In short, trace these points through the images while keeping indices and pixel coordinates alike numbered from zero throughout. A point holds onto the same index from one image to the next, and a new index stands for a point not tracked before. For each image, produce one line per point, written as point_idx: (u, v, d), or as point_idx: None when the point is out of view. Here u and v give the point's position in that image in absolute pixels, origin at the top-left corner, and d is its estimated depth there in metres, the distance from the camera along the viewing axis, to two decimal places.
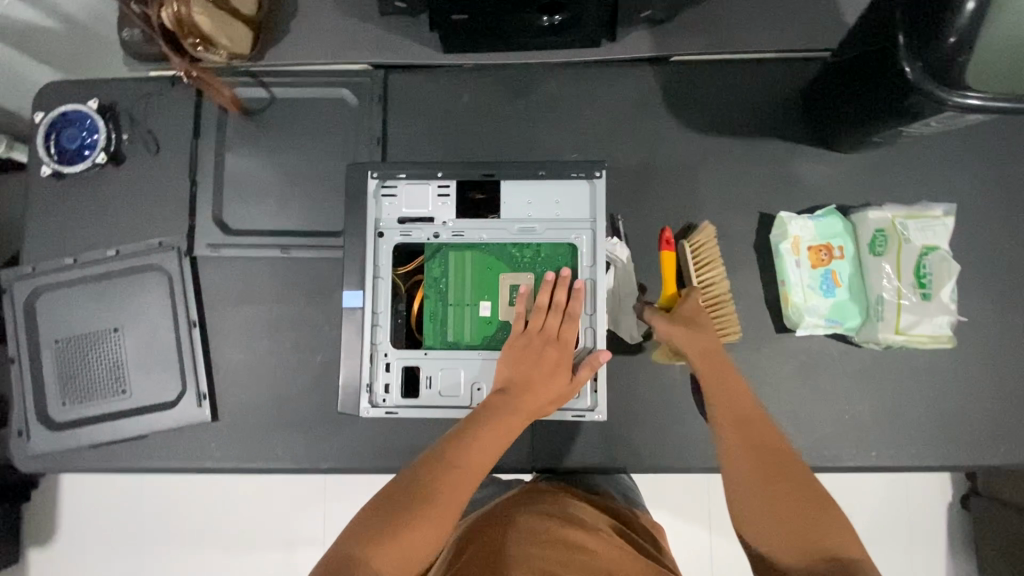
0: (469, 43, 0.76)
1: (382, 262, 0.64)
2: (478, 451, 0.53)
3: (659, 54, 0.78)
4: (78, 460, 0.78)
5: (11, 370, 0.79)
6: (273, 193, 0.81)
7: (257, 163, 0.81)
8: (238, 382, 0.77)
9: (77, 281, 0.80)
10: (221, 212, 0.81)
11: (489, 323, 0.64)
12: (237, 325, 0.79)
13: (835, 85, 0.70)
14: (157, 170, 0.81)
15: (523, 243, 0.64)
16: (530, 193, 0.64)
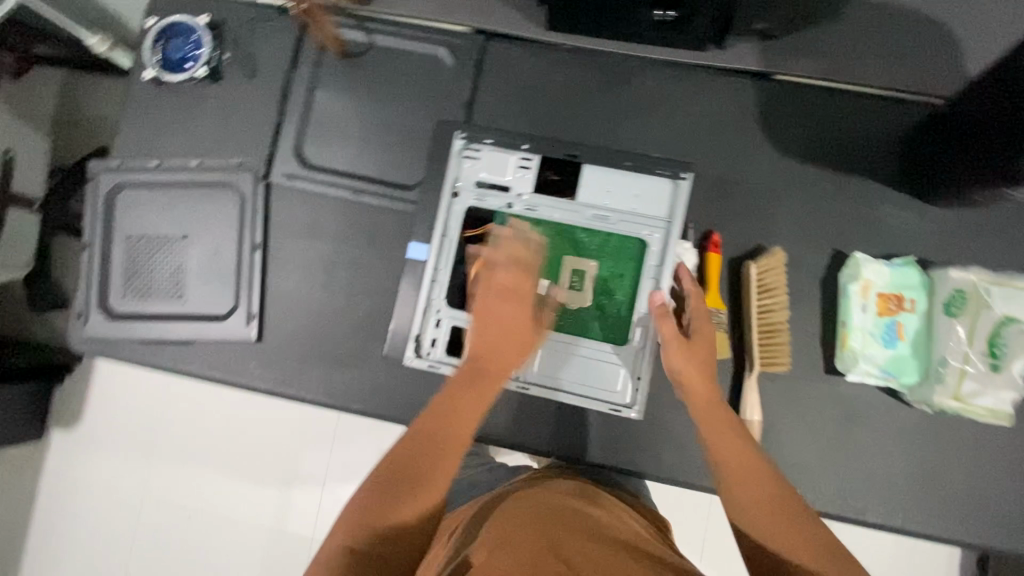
0: (574, 24, 0.75)
1: (452, 222, 0.65)
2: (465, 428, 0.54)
3: (765, 70, 0.76)
4: (126, 352, 0.81)
5: (82, 256, 0.82)
6: (354, 138, 0.83)
7: (346, 104, 0.83)
8: (288, 311, 0.80)
9: (157, 184, 0.83)
10: (303, 146, 0.83)
11: (544, 301, 0.64)
12: (297, 256, 0.81)
13: (945, 135, 0.68)
14: (250, 92, 0.83)
15: (594, 230, 0.64)
16: (611, 181, 0.64)
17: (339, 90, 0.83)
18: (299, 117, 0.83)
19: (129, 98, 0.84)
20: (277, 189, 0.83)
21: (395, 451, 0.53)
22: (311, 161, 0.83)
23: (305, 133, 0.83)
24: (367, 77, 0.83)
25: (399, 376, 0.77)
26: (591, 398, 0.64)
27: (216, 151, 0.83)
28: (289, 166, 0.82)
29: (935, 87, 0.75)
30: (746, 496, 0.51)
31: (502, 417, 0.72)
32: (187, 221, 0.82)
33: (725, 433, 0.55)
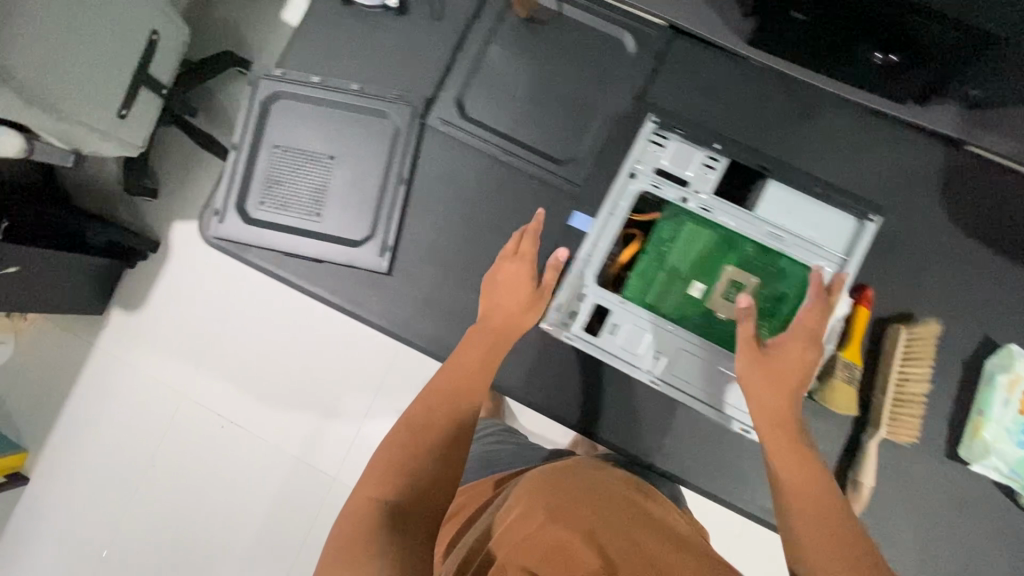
0: (778, 44, 0.73)
1: (619, 202, 0.62)
2: (470, 376, 0.63)
3: (960, 138, 0.73)
4: (253, 257, 0.81)
5: (228, 155, 0.82)
6: (523, 98, 0.80)
7: (520, 64, 0.80)
8: (419, 256, 0.80)
9: (314, 98, 0.81)
10: (466, 95, 0.80)
11: (695, 304, 0.60)
12: (437, 205, 0.80)
13: None
14: (428, 31, 0.81)
15: (765, 246, 0.60)
16: (794, 203, 0.61)
17: (517, 49, 0.80)
18: (470, 67, 0.80)
19: (308, 10, 0.83)
20: (431, 131, 0.80)
21: (422, 399, 0.63)
22: (474, 111, 0.80)
23: (473, 84, 0.80)
24: (547, 43, 0.80)
25: None
26: (721, 412, 0.61)
27: (379, 81, 0.81)
28: (450, 114, 0.80)
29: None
30: (807, 516, 0.53)
31: None
32: (338, 144, 0.81)
33: (793, 453, 0.55)
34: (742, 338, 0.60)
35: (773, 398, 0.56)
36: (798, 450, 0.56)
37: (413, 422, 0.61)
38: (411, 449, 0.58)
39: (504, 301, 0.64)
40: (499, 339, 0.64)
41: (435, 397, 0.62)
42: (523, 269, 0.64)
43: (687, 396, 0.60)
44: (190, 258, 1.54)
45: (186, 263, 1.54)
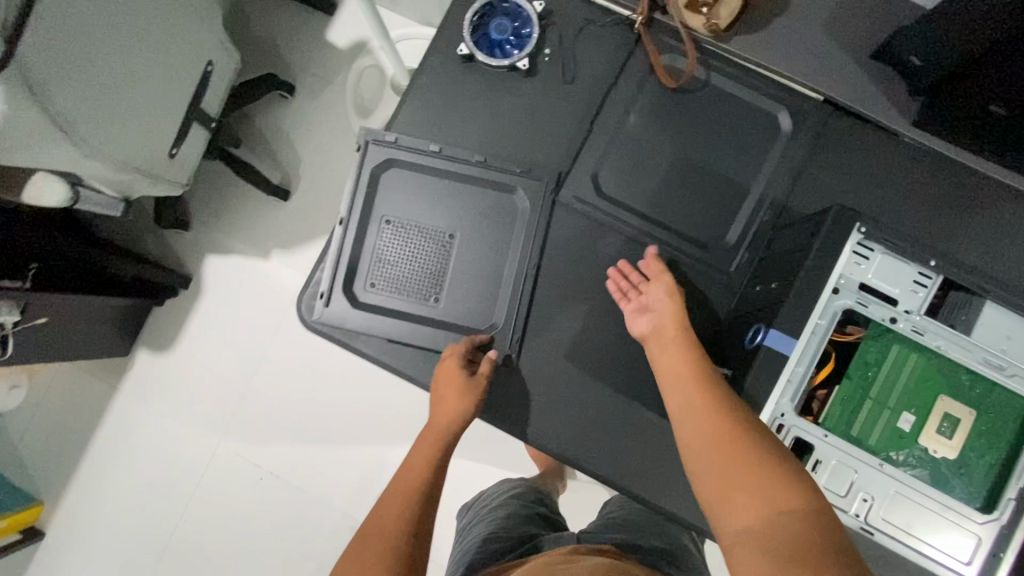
0: (954, 130, 0.68)
1: (822, 320, 0.55)
2: (412, 460, 0.73)
3: None
4: (362, 345, 0.73)
5: (334, 230, 0.73)
6: (665, 177, 0.73)
7: (661, 139, 0.73)
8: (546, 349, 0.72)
9: (433, 170, 0.73)
10: (602, 170, 0.73)
11: (903, 438, 0.55)
12: (568, 293, 0.72)
13: None
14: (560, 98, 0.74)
15: (980, 375, 0.54)
16: (1014, 327, 0.55)
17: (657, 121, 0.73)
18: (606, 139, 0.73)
19: (425, 69, 0.75)
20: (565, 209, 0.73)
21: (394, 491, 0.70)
22: (611, 189, 0.73)
23: (609, 160, 0.73)
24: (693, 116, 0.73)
25: (657, 452, 0.70)
26: (937, 563, 0.53)
27: (505, 152, 0.74)
28: (587, 193, 0.73)
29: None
30: (749, 551, 0.46)
31: None
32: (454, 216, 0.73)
33: (728, 450, 0.52)
34: (959, 477, 0.54)
35: (697, 409, 0.57)
36: (737, 463, 0.51)
37: (385, 503, 0.69)
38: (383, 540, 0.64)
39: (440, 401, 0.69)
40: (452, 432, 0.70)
41: (398, 487, 0.70)
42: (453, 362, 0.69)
43: (899, 545, 0.53)
44: (223, 297, 1.43)
45: (217, 303, 1.43)
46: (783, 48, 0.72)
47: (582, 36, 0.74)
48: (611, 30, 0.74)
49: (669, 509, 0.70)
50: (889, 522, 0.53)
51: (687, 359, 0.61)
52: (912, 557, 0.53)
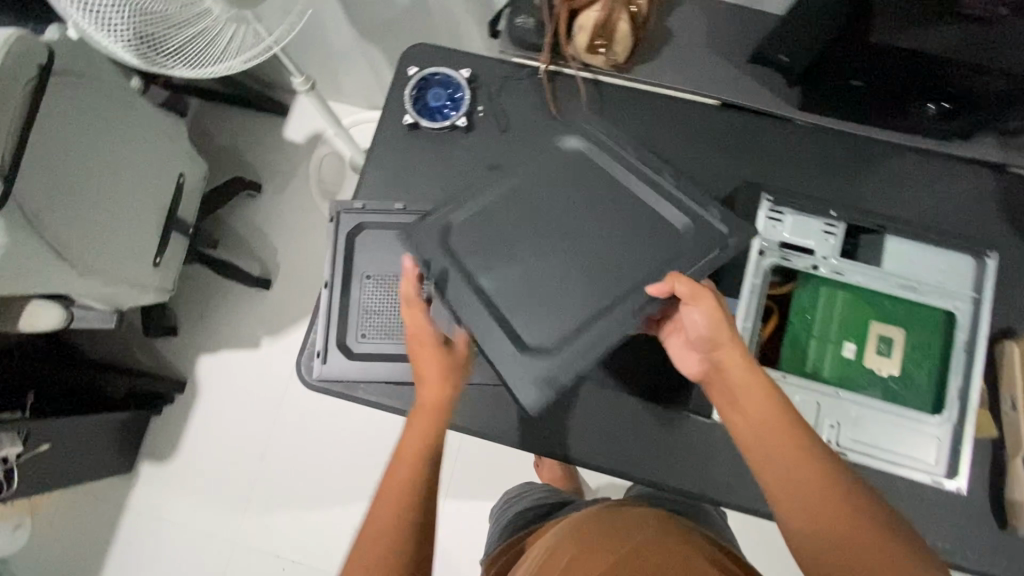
0: (831, 105, 0.80)
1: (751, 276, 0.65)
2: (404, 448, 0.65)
3: (1003, 161, 0.80)
4: (362, 393, 0.78)
5: (321, 294, 0.80)
6: (585, 223, 0.70)
7: (573, 175, 0.73)
8: (531, 396, 0.64)
9: (400, 224, 0.82)
10: (521, 234, 0.70)
11: (852, 365, 0.62)
12: (541, 331, 0.67)
13: None
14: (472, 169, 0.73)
15: (899, 296, 0.63)
16: (915, 252, 0.65)
17: (575, 157, 0.74)
18: (513, 199, 0.72)
19: (378, 141, 0.85)
20: (496, 278, 0.69)
21: (385, 501, 0.62)
22: (536, 250, 0.69)
23: None
24: (594, 156, 0.74)
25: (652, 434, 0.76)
26: (910, 471, 0.61)
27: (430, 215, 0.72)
28: (512, 262, 0.69)
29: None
30: None
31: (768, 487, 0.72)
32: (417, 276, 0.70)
33: (828, 517, 0.52)
34: (907, 388, 0.61)
35: (789, 472, 0.54)
36: (831, 514, 0.52)
37: (379, 514, 0.62)
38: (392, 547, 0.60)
39: (425, 381, 0.68)
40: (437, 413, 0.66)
41: (388, 498, 0.62)
42: (427, 337, 0.69)
43: (872, 458, 0.60)
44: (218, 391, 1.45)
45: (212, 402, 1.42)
46: (675, 68, 0.84)
47: (484, 112, 0.86)
48: (513, 101, 0.86)
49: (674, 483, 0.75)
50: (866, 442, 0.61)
51: (767, 402, 0.57)
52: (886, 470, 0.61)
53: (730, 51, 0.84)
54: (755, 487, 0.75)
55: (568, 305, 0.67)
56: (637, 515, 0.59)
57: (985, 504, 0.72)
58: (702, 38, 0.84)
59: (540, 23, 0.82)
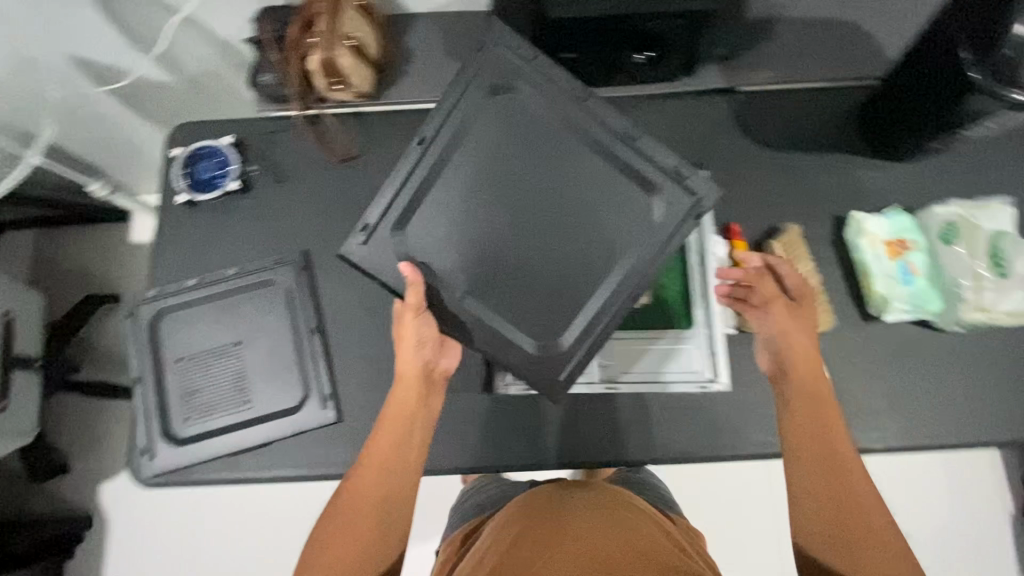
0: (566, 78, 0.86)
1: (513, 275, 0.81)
2: (383, 433, 0.73)
3: (729, 85, 0.88)
4: (198, 475, 0.78)
5: (134, 391, 0.80)
6: (558, 190, 0.74)
7: (525, 139, 0.76)
8: (566, 371, 0.72)
9: (198, 301, 0.83)
10: (510, 216, 0.74)
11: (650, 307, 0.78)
12: (517, 308, 0.73)
13: (905, 98, 0.77)
14: (428, 158, 0.75)
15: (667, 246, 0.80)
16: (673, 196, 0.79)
17: (526, 122, 0.76)
18: (460, 180, 0.75)
19: (160, 227, 0.86)
20: (490, 268, 0.73)
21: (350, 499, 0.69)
22: (515, 226, 0.73)
23: (336, 224, 0.85)
24: (530, 117, 0.76)
25: None
26: (680, 381, 0.77)
27: (408, 214, 0.75)
28: (501, 247, 0.73)
29: (878, 56, 0.86)
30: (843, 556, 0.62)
31: None
32: (417, 283, 0.70)
33: (844, 462, 0.67)
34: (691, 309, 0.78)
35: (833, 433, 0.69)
36: (839, 455, 0.67)
37: (344, 515, 0.68)
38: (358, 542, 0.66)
39: (397, 397, 0.75)
40: (409, 425, 0.74)
41: (353, 497, 0.69)
42: (405, 344, 0.74)
43: (644, 382, 0.78)
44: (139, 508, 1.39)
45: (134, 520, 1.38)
46: (422, 81, 0.88)
47: (470, 71, 0.76)
48: (506, 53, 0.76)
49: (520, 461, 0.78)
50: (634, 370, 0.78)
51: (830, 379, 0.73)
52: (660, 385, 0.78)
53: (467, 52, 0.88)
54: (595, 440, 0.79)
55: (552, 278, 0.73)
56: (579, 499, 0.71)
57: None
58: (439, 46, 0.88)
59: (279, 76, 0.84)
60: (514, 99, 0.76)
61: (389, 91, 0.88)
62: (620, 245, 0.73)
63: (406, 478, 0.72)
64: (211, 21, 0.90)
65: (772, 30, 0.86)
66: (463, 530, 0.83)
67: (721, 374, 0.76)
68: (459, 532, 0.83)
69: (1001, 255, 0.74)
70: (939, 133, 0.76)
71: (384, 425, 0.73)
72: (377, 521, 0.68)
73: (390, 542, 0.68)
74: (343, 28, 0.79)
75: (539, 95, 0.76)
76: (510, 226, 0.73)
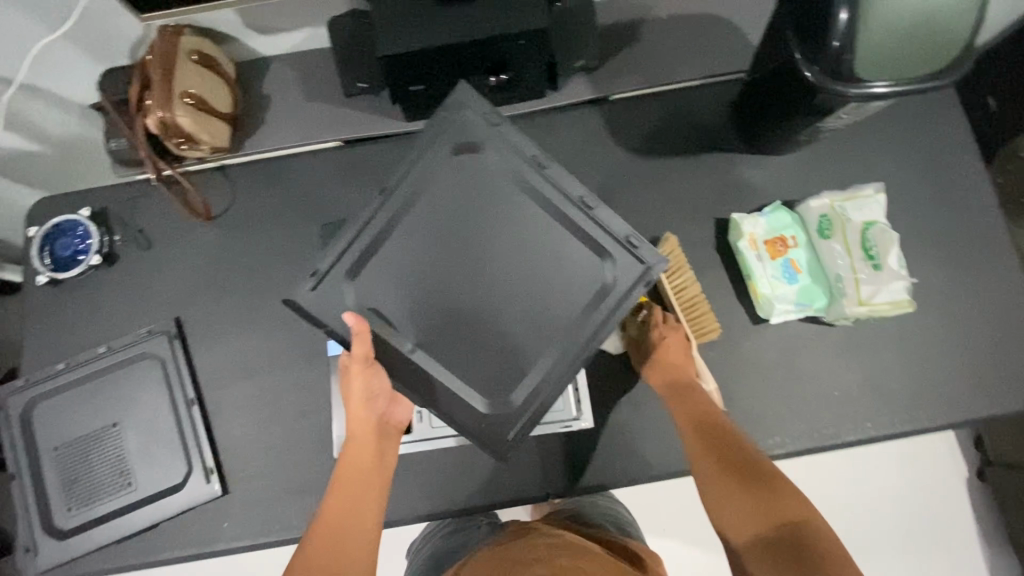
0: (427, 109, 0.82)
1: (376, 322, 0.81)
2: (341, 486, 0.66)
3: (599, 94, 0.84)
4: (89, 565, 0.76)
5: (11, 488, 0.77)
6: (503, 244, 0.69)
7: (478, 193, 0.70)
8: (516, 429, 0.68)
9: (71, 384, 0.79)
10: (459, 274, 0.69)
11: None
12: (467, 370, 0.69)
13: (765, 94, 0.75)
14: (388, 210, 0.70)
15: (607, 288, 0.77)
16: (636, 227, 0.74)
17: (479, 179, 0.70)
18: (408, 228, 0.70)
19: (29, 312, 0.83)
20: (439, 328, 0.69)
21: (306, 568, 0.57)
22: (462, 286, 0.69)
23: (210, 288, 0.82)
24: (485, 174, 0.70)
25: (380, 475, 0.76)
26: (547, 423, 0.76)
27: (359, 267, 0.69)
28: (439, 306, 0.68)
29: (745, 48, 0.83)
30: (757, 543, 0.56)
31: (502, 470, 0.76)
32: (361, 333, 0.64)
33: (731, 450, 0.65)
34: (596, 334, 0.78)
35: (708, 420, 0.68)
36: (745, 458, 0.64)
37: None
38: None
39: (352, 456, 0.68)
40: (367, 484, 0.67)
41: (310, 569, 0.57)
42: (353, 396, 0.68)
43: None
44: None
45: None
46: (281, 127, 0.85)
47: (442, 120, 0.69)
48: (475, 108, 0.69)
49: (412, 513, 0.75)
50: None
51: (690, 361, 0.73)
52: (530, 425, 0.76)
53: (325, 92, 0.84)
54: (493, 480, 0.76)
55: (502, 340, 0.69)
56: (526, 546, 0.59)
57: None
58: (295, 89, 0.85)
59: (129, 140, 0.81)
60: (459, 160, 0.70)
61: (249, 142, 0.85)
62: (573, 308, 0.69)
63: (363, 542, 0.62)
64: (57, 88, 0.87)
65: (634, 34, 0.84)
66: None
67: (585, 413, 0.76)
68: None
69: (872, 247, 0.72)
70: (804, 127, 0.73)
71: (340, 484, 0.66)
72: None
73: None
74: (181, 86, 0.75)
75: (495, 156, 0.70)
76: (452, 281, 0.69)
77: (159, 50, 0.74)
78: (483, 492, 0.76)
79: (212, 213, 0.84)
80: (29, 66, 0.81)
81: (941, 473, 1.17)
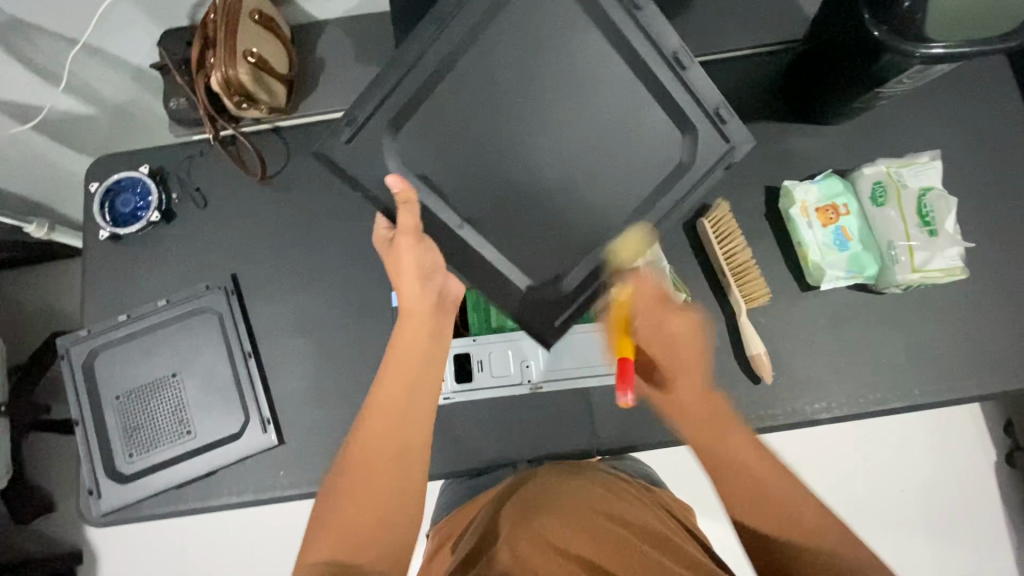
0: None
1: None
2: (388, 387, 0.64)
3: None
4: (149, 508, 0.78)
5: (75, 433, 0.79)
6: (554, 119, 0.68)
7: (556, 59, 0.67)
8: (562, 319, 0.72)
9: (131, 336, 0.82)
10: (520, 141, 0.69)
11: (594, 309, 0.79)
12: (519, 251, 0.71)
13: (824, 58, 0.74)
14: (444, 39, 0.65)
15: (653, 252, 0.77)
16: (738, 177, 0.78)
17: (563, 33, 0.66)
18: (472, 67, 0.66)
19: (91, 266, 0.85)
20: (496, 202, 0.70)
21: (357, 476, 0.59)
22: (525, 164, 0.69)
23: (262, 245, 0.84)
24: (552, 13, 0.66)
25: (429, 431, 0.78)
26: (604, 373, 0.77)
27: (403, 119, 0.67)
28: (484, 171, 0.69)
29: (805, 18, 0.82)
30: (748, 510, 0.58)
31: (549, 429, 0.77)
32: (407, 201, 0.64)
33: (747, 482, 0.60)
34: None
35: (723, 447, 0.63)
36: (740, 455, 0.61)
37: (347, 505, 0.58)
38: (355, 529, 0.56)
39: (403, 342, 0.67)
40: (413, 375, 0.65)
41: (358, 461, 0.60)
42: (403, 273, 0.66)
43: (567, 381, 0.77)
44: (98, 563, 1.25)
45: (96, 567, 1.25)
46: (334, 90, 0.86)
47: None
48: None
49: (461, 466, 0.77)
50: (559, 367, 0.77)
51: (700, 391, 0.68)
52: (585, 376, 0.77)
53: (379, 57, 0.85)
54: (542, 438, 0.77)
55: (566, 213, 0.71)
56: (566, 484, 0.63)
57: (735, 365, 0.76)
58: (349, 54, 0.86)
59: (189, 99, 0.82)
60: None
61: (302, 105, 0.86)
62: (642, 185, 0.71)
63: (417, 430, 0.63)
64: (117, 48, 0.88)
65: None
66: (443, 531, 0.71)
67: None
68: (436, 532, 0.72)
69: (928, 213, 0.73)
70: (863, 93, 0.73)
71: (392, 374, 0.65)
72: (380, 507, 0.58)
73: (389, 529, 0.57)
74: (244, 44, 0.76)
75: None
76: (497, 133, 0.68)
77: (224, 8, 0.74)
78: (533, 448, 0.77)
79: (267, 173, 0.86)
80: (92, 25, 0.83)
81: (975, 460, 1.15)
